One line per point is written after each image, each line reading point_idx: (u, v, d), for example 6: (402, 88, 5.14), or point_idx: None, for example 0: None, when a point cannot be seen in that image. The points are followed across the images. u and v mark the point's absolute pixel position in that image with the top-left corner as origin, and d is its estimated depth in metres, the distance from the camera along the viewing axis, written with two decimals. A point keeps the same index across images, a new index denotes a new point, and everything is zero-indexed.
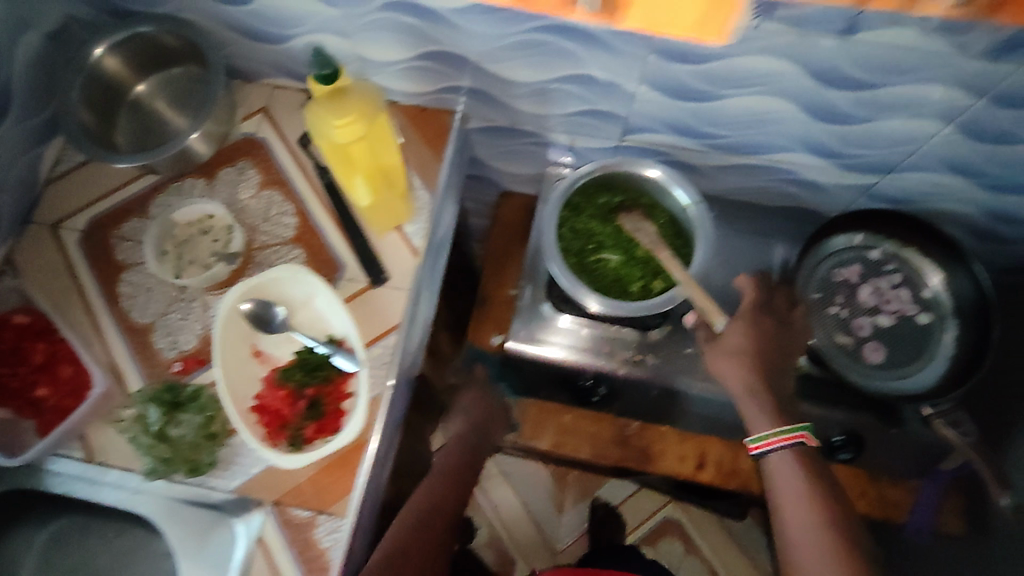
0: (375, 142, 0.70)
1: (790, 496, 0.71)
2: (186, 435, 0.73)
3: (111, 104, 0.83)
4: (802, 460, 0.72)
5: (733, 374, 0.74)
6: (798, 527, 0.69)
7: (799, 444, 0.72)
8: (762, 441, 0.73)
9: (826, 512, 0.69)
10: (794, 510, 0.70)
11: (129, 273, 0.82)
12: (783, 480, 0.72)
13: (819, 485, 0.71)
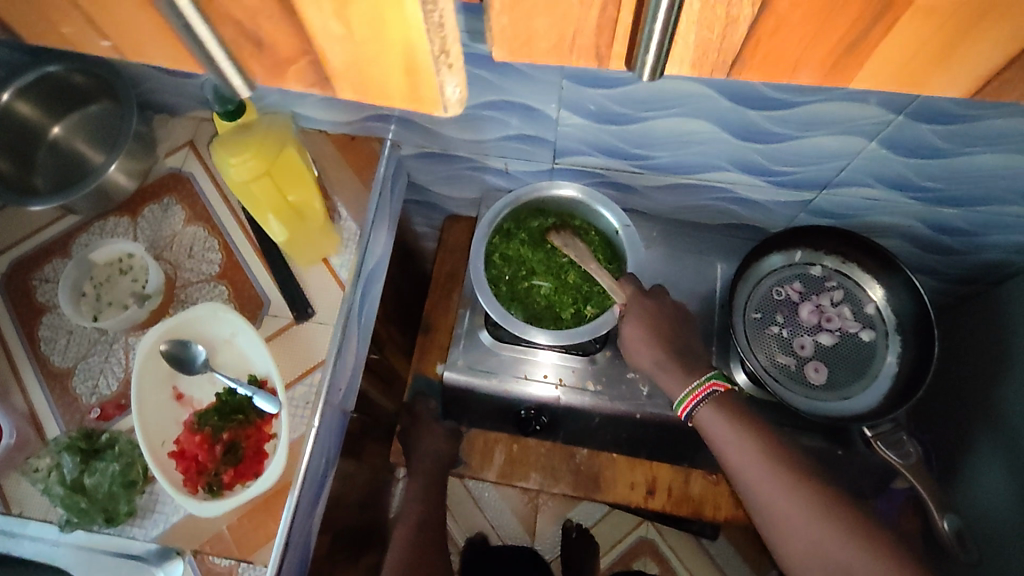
0: (283, 177, 0.69)
1: (727, 444, 0.70)
2: (100, 484, 0.70)
3: (28, 146, 0.82)
4: (723, 405, 0.72)
5: (646, 356, 0.76)
6: (752, 469, 0.68)
7: (715, 393, 0.72)
8: (682, 405, 0.73)
9: (771, 448, 0.69)
10: (741, 458, 0.68)
11: (49, 316, 0.80)
12: (718, 435, 0.70)
13: (750, 425, 0.70)
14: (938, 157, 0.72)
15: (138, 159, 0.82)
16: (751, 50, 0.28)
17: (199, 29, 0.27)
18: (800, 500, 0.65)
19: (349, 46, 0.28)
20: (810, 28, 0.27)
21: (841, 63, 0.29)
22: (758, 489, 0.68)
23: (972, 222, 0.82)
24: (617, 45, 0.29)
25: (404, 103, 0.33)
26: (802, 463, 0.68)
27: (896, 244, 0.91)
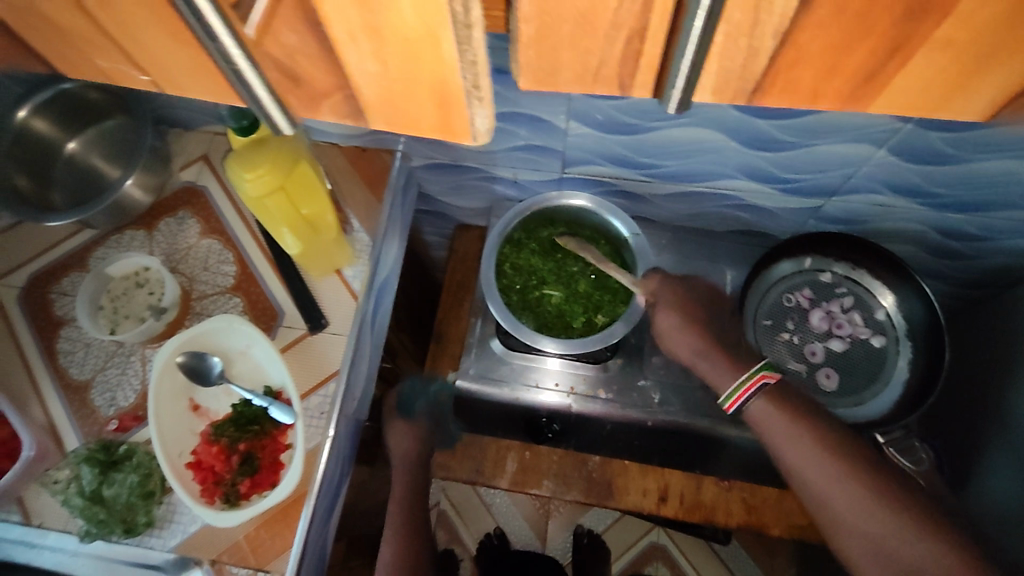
0: (297, 189, 0.69)
1: (784, 442, 0.60)
2: (119, 495, 0.71)
3: (45, 162, 0.83)
4: (777, 400, 0.62)
5: (682, 344, 0.71)
6: (818, 475, 0.58)
7: (767, 387, 0.63)
8: (730, 399, 0.65)
9: (837, 446, 0.58)
10: (800, 458, 0.59)
11: (67, 329, 0.81)
12: (773, 431, 0.61)
13: (810, 421, 0.60)
14: (947, 163, 0.72)
15: (154, 173, 0.83)
16: (771, 78, 0.29)
17: (248, 76, 0.30)
18: (876, 506, 0.55)
19: (382, 79, 0.30)
20: (824, 60, 0.28)
21: (860, 90, 0.30)
22: (825, 492, 0.57)
23: (981, 227, 0.82)
24: (642, 75, 0.30)
25: (434, 132, 0.34)
26: (876, 464, 0.58)
27: (906, 249, 0.91)
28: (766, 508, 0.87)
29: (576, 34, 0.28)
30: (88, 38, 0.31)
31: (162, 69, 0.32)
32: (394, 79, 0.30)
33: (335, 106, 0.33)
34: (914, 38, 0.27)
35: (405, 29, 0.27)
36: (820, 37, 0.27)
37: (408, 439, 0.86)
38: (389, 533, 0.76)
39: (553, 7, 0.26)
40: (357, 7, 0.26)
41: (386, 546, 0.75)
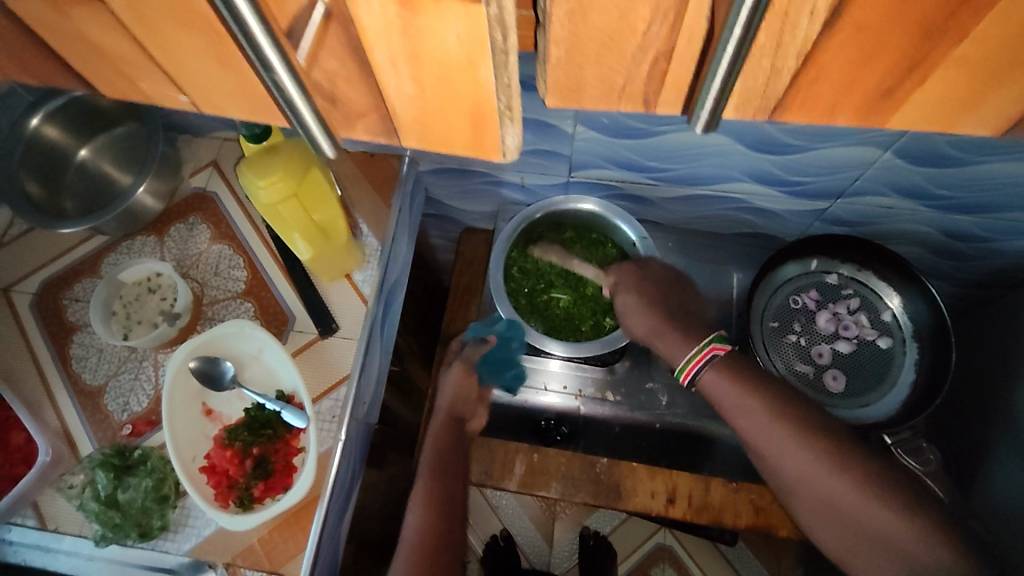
0: (309, 196, 0.70)
1: (732, 408, 0.63)
2: (135, 499, 0.72)
3: (57, 169, 0.83)
4: (727, 370, 0.64)
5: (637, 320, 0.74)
6: (763, 439, 0.61)
7: (716, 358, 0.65)
8: (686, 369, 0.66)
9: (790, 413, 0.61)
10: (749, 424, 0.62)
11: (80, 335, 0.82)
12: (730, 400, 0.63)
13: (756, 387, 0.62)
14: (952, 166, 0.73)
15: (165, 179, 0.84)
16: (792, 97, 0.30)
17: (297, 101, 0.30)
18: (821, 464, 0.58)
19: (420, 102, 0.31)
20: (843, 76, 0.29)
21: (877, 105, 0.30)
22: (779, 459, 0.60)
23: (986, 228, 0.82)
24: (666, 93, 0.31)
25: (464, 149, 0.35)
26: (826, 427, 0.60)
27: (911, 251, 0.92)
28: (775, 508, 0.85)
29: (605, 57, 0.29)
30: (131, 59, 0.31)
31: (198, 89, 0.33)
32: (430, 105, 0.31)
33: (369, 124, 0.33)
34: (930, 58, 0.27)
35: (444, 60, 0.28)
36: (841, 58, 0.28)
37: (452, 392, 0.79)
38: (417, 498, 0.70)
39: (583, 34, 0.27)
40: (399, 38, 0.27)
41: (414, 512, 0.69)
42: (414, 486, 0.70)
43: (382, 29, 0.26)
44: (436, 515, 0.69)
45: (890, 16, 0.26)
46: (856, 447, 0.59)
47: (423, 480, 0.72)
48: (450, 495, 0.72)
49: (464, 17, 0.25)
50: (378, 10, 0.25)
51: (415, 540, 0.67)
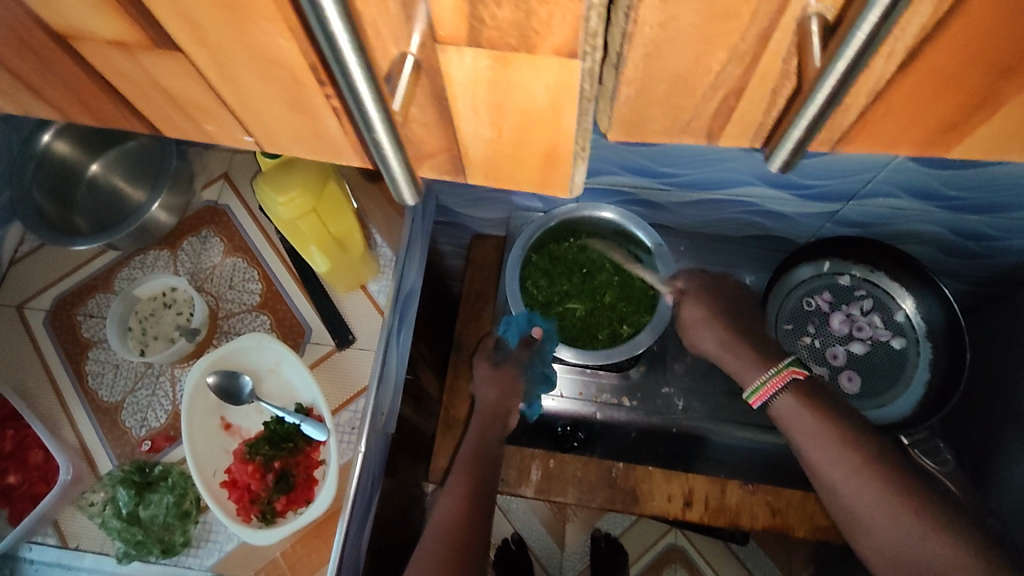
0: (328, 210, 0.69)
1: (811, 444, 0.58)
2: (156, 516, 0.72)
3: (68, 186, 0.81)
4: (806, 398, 0.59)
5: (705, 335, 0.69)
6: (837, 470, 0.56)
7: (796, 382, 0.61)
8: (757, 393, 0.62)
9: (866, 452, 0.56)
10: (824, 458, 0.57)
11: (95, 351, 0.82)
12: (806, 432, 0.58)
13: (836, 421, 0.57)
14: (964, 167, 0.73)
15: (178, 193, 0.83)
16: (859, 130, 0.32)
17: (388, 151, 0.29)
18: (882, 498, 0.54)
19: (494, 143, 0.33)
20: (912, 113, 0.31)
21: (942, 136, 0.32)
22: (845, 493, 0.56)
23: (996, 227, 0.83)
24: (731, 128, 0.32)
25: (531, 184, 0.37)
26: (900, 465, 0.56)
27: (920, 250, 0.92)
28: (791, 510, 0.86)
29: (668, 86, 0.29)
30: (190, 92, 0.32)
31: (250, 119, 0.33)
32: (505, 136, 0.32)
33: (437, 163, 0.35)
34: (1000, 96, 0.29)
35: (527, 102, 0.28)
36: (910, 97, 0.29)
37: (495, 391, 0.76)
38: (452, 483, 0.70)
39: (656, 75, 0.28)
40: (486, 85, 0.28)
41: (446, 499, 0.69)
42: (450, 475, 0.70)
43: (471, 79, 0.27)
44: (467, 506, 0.68)
45: (967, 58, 0.27)
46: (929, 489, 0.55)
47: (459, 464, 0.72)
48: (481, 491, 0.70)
49: (557, 69, 0.26)
50: (470, 62, 0.26)
51: (444, 523, 0.66)
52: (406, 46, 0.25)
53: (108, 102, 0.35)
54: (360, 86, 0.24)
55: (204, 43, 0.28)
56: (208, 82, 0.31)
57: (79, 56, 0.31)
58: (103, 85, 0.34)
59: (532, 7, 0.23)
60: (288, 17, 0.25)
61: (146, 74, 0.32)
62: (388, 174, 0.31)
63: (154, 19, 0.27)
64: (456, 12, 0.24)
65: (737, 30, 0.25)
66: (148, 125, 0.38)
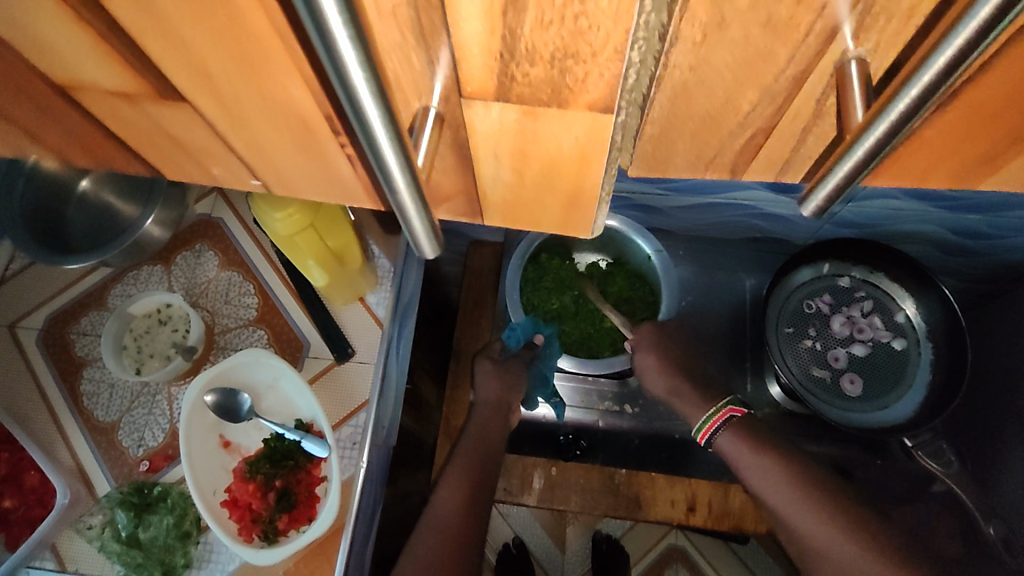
0: (326, 225, 0.68)
1: (749, 470, 0.67)
2: (156, 537, 0.72)
3: (58, 205, 0.79)
4: (741, 434, 0.68)
5: (655, 379, 0.75)
6: (773, 489, 0.65)
7: (733, 420, 0.69)
8: (700, 431, 0.70)
9: (798, 480, 0.65)
10: (762, 481, 0.66)
11: (90, 370, 0.80)
12: (749, 468, 0.67)
13: (769, 450, 0.67)
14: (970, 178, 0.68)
15: (172, 209, 0.81)
16: (886, 166, 0.32)
17: (412, 216, 0.26)
18: (809, 512, 0.63)
19: (514, 186, 0.33)
20: (944, 150, 0.31)
21: (974, 171, 0.32)
22: (793, 521, 0.64)
23: (996, 227, 0.79)
24: (755, 163, 0.33)
25: (552, 225, 0.37)
26: (831, 488, 0.64)
27: (918, 249, 0.89)
28: None
29: (690, 117, 0.29)
30: (195, 128, 0.31)
31: (257, 150, 0.32)
32: (526, 182, 0.32)
33: (454, 206, 0.36)
34: None
35: (553, 151, 0.28)
36: (944, 133, 0.29)
37: (496, 383, 0.74)
38: (450, 472, 0.70)
39: (682, 115, 0.29)
40: (512, 136, 0.27)
41: (446, 488, 0.70)
42: (450, 467, 0.70)
43: (495, 129, 0.27)
44: (465, 501, 0.69)
45: (1011, 96, 0.26)
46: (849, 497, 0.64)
47: (460, 452, 0.72)
48: (481, 485, 0.71)
49: (588, 123, 0.25)
50: (496, 116, 0.26)
51: (445, 521, 0.68)
52: (428, 99, 0.25)
53: (106, 140, 0.34)
54: (396, 179, 0.23)
55: (211, 89, 0.27)
56: (214, 126, 0.31)
57: (79, 101, 0.30)
58: (102, 126, 0.33)
59: (567, 66, 0.22)
60: (305, 69, 0.24)
61: (150, 119, 0.31)
62: (407, 231, 0.27)
63: (158, 69, 0.26)
64: (485, 69, 0.23)
65: (770, 72, 0.25)
66: (148, 163, 0.37)
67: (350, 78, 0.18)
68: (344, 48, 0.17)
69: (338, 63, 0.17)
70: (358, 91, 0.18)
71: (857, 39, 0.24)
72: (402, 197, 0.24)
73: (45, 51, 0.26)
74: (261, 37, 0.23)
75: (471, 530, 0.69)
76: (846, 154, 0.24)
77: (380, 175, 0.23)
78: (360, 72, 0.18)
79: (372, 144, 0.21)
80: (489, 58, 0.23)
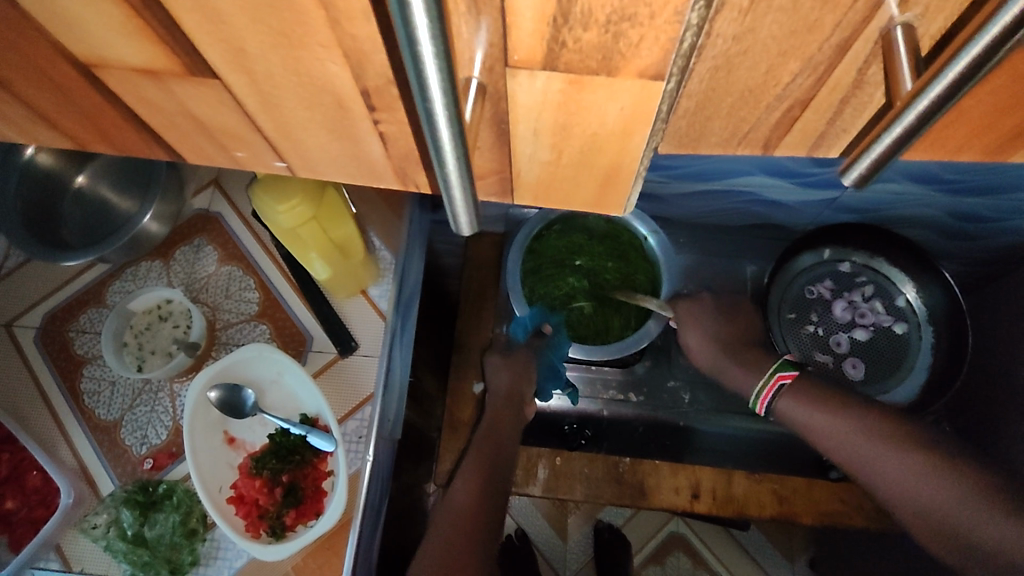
0: (329, 217, 0.67)
1: (817, 430, 0.60)
2: (163, 535, 0.71)
3: (53, 200, 0.78)
4: (806, 394, 0.61)
5: (696, 342, 0.72)
6: (851, 445, 0.58)
7: (785, 386, 0.62)
8: (759, 398, 0.64)
9: (924, 459, 0.54)
10: (832, 438, 0.59)
11: (90, 368, 0.79)
12: (836, 442, 0.58)
13: (836, 406, 0.59)
14: (976, 159, 0.66)
15: (171, 202, 0.80)
16: (920, 141, 0.32)
17: (454, 191, 0.26)
18: (891, 460, 0.55)
19: (545, 164, 0.33)
20: (979, 123, 0.31)
21: (1007, 143, 0.33)
22: (877, 476, 0.56)
23: (994, 210, 0.78)
24: (788, 138, 0.33)
25: (583, 204, 0.37)
26: (942, 440, 0.55)
27: (916, 232, 0.89)
28: (799, 496, 0.85)
29: (727, 90, 0.29)
30: (220, 106, 0.30)
31: (285, 128, 0.32)
32: (562, 159, 0.32)
33: (485, 185, 0.36)
34: None
35: (595, 125, 0.28)
36: (983, 104, 0.29)
37: (507, 374, 0.74)
38: (466, 467, 0.70)
39: (721, 87, 0.28)
40: (554, 108, 0.27)
41: (462, 483, 0.69)
42: (468, 462, 0.70)
43: (536, 100, 0.27)
44: (480, 493, 0.68)
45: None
46: (959, 446, 0.54)
47: (474, 449, 0.72)
48: (497, 479, 0.70)
49: (636, 91, 0.25)
50: (541, 86, 0.26)
51: (461, 510, 0.67)
52: (471, 70, 0.25)
53: (119, 120, 0.33)
54: (446, 151, 0.23)
55: (243, 66, 0.26)
56: (240, 105, 0.30)
57: (99, 80, 0.30)
58: (120, 105, 0.32)
59: (622, 30, 0.22)
60: (345, 43, 0.24)
61: (174, 100, 0.31)
62: (448, 207, 0.27)
63: (190, 42, 0.25)
64: (535, 35, 0.23)
65: (818, 39, 0.25)
66: (165, 150, 0.37)
67: (416, 38, 0.18)
68: (413, 4, 0.17)
69: (407, 20, 0.17)
70: (422, 50, 0.18)
71: (905, 4, 0.23)
72: (449, 170, 0.24)
73: (73, 24, 0.26)
74: (303, 9, 0.22)
75: (485, 524, 0.67)
76: (896, 120, 0.24)
77: (430, 146, 0.23)
78: (426, 32, 0.17)
79: (428, 112, 0.21)
80: (541, 24, 0.22)
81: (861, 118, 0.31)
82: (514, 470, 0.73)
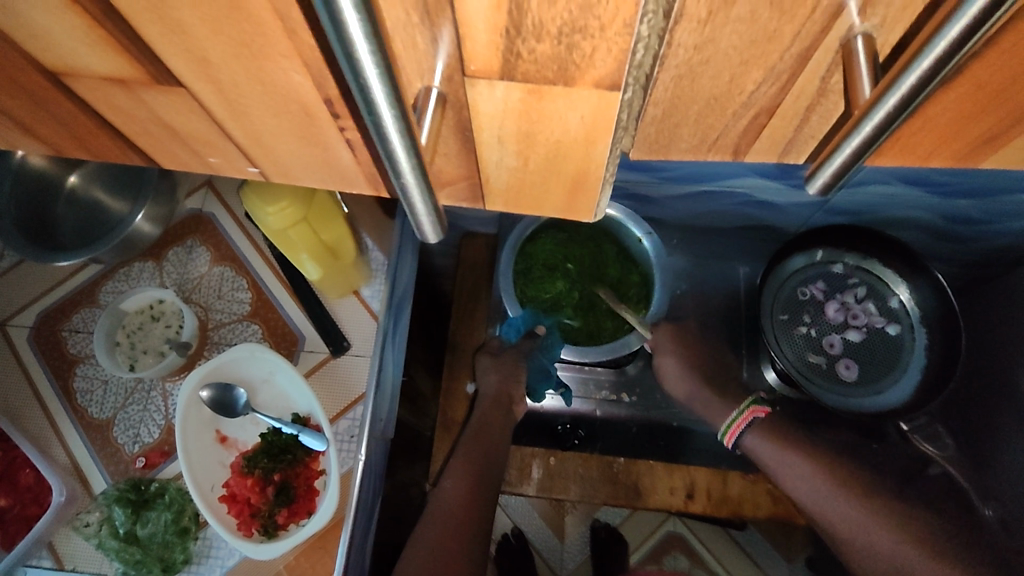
0: (318, 219, 0.67)
1: (777, 463, 0.70)
2: (155, 534, 0.71)
3: (46, 202, 0.78)
4: (773, 432, 0.71)
5: (677, 381, 0.79)
6: (807, 480, 0.68)
7: (757, 419, 0.73)
8: (728, 432, 0.74)
9: (865, 498, 0.65)
10: (790, 472, 0.69)
11: (83, 367, 0.80)
12: (793, 476, 0.68)
13: (796, 444, 0.70)
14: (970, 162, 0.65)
15: (163, 203, 0.80)
16: (890, 144, 0.33)
17: (417, 198, 0.26)
18: (837, 495, 0.66)
19: (516, 170, 0.33)
20: (948, 130, 0.31)
21: (977, 149, 0.33)
22: (825, 509, 0.66)
23: (985, 211, 0.77)
24: (757, 143, 0.33)
25: (556, 210, 0.37)
26: (879, 483, 0.66)
27: (908, 234, 0.88)
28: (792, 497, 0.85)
29: (693, 97, 0.29)
30: (191, 114, 0.31)
31: (258, 136, 0.32)
32: (530, 165, 0.32)
33: (457, 190, 0.36)
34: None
35: (559, 133, 0.28)
36: (950, 111, 0.29)
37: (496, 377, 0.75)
38: (454, 466, 0.70)
39: (686, 95, 0.29)
40: (516, 116, 0.27)
41: (451, 479, 0.70)
42: (457, 459, 0.71)
43: (499, 108, 0.27)
44: (469, 491, 0.69)
45: (1014, 74, 0.26)
46: (893, 488, 0.66)
47: (463, 446, 0.72)
48: (486, 478, 0.71)
49: (594, 100, 0.25)
50: (501, 95, 0.26)
51: (449, 513, 0.67)
52: (430, 80, 0.25)
53: (96, 127, 0.34)
54: (400, 160, 0.23)
55: (207, 74, 0.26)
56: (209, 112, 0.30)
57: (70, 87, 0.30)
58: (95, 111, 0.32)
59: (574, 42, 0.22)
60: (305, 52, 0.24)
61: (145, 108, 0.31)
62: (411, 214, 0.27)
63: (152, 52, 0.25)
64: (490, 46, 0.23)
65: (777, 50, 0.25)
66: (146, 154, 0.37)
67: (357, 51, 0.18)
68: (351, 21, 0.17)
69: (345, 35, 0.17)
70: (364, 65, 0.18)
71: (863, 13, 0.23)
72: (406, 178, 0.24)
73: (36, 34, 0.26)
74: (261, 20, 0.23)
75: (477, 522, 0.68)
76: (854, 130, 0.24)
77: (386, 156, 0.23)
78: (366, 47, 0.18)
79: (377, 124, 0.21)
80: (494, 35, 0.22)
81: (828, 126, 0.31)
82: (503, 470, 0.73)
